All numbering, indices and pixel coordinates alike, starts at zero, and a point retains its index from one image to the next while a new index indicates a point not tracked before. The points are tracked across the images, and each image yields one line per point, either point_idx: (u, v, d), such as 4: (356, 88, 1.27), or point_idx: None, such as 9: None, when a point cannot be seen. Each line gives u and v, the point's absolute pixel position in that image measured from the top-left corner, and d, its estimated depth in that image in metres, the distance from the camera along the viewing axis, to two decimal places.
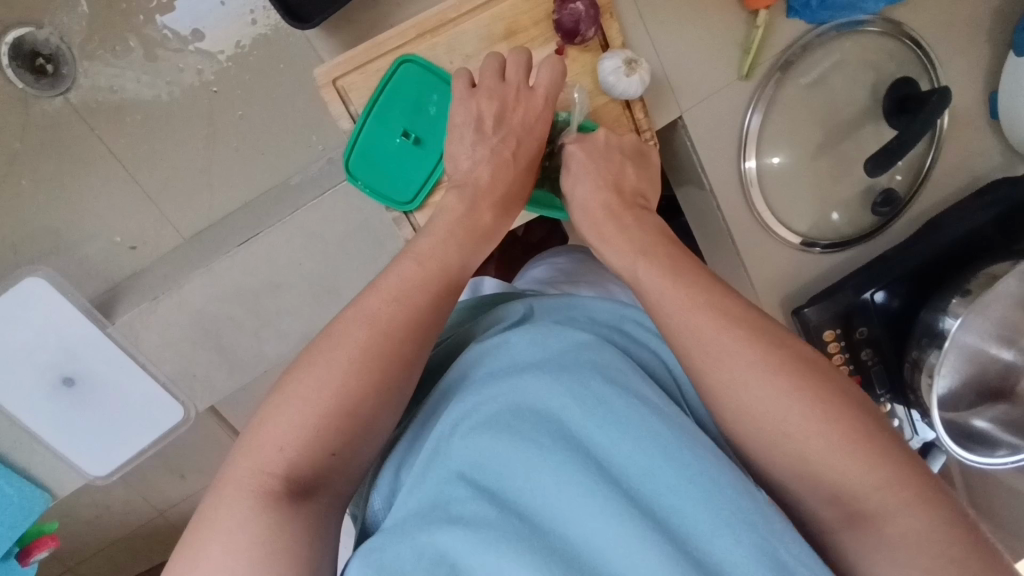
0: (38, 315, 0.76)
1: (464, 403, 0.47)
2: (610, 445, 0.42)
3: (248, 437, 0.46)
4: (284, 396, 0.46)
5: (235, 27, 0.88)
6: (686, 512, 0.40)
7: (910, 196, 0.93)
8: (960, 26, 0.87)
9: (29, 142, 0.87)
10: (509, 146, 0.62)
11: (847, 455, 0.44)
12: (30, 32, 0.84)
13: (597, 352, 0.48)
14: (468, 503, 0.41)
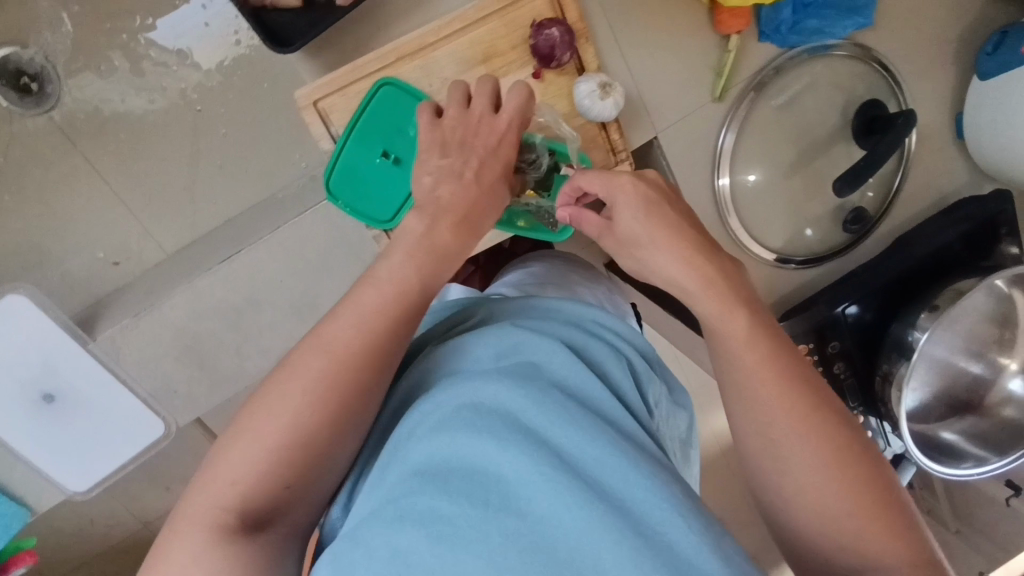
0: (19, 332, 0.77)
1: (420, 407, 0.47)
2: (563, 439, 0.43)
3: (205, 469, 0.47)
4: (246, 422, 0.47)
5: (219, 48, 0.89)
6: (637, 500, 0.41)
7: (881, 214, 0.95)
8: (926, 50, 0.90)
9: (13, 159, 0.87)
10: (472, 167, 0.62)
11: (810, 466, 0.48)
12: (14, 52, 0.84)
13: (550, 351, 0.50)
14: (421, 496, 0.40)
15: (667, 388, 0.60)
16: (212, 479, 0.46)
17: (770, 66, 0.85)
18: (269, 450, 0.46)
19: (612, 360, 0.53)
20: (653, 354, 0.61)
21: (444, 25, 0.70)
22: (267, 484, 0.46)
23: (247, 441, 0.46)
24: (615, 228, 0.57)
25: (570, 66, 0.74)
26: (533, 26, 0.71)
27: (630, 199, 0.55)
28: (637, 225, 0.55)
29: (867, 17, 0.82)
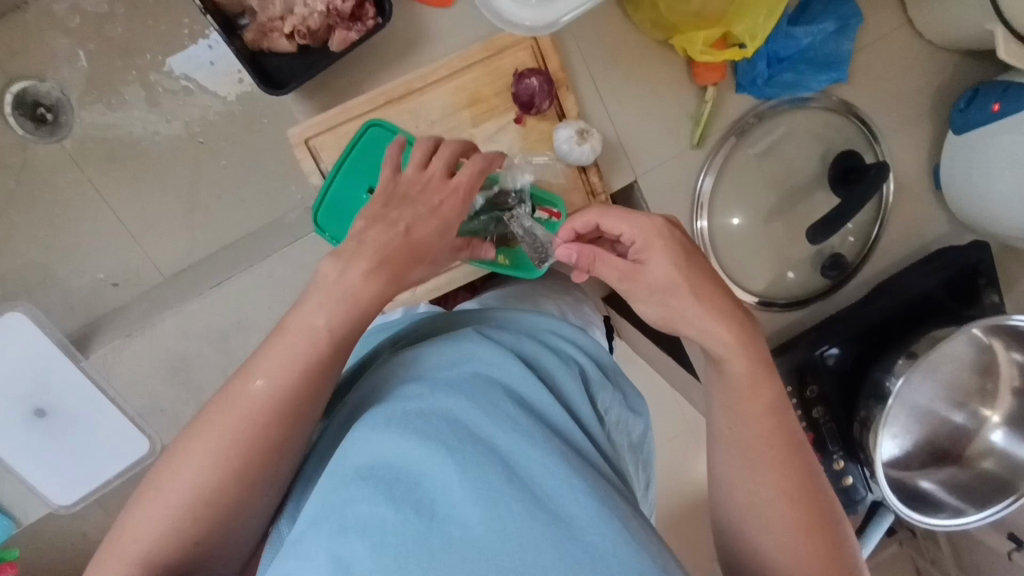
0: (16, 348, 0.80)
1: (372, 413, 0.48)
2: (507, 444, 0.45)
3: (119, 523, 0.49)
4: (190, 441, 0.50)
5: (222, 84, 0.94)
6: (572, 503, 0.42)
7: (860, 260, 0.97)
8: (902, 104, 0.93)
9: (25, 183, 0.92)
10: (407, 222, 0.59)
11: (771, 501, 0.53)
12: (31, 85, 0.89)
13: (501, 363, 0.52)
14: (368, 500, 0.42)
15: (622, 395, 0.64)
16: (159, 491, 0.49)
17: (751, 114, 0.89)
18: (208, 466, 0.49)
19: (563, 372, 0.56)
20: (609, 363, 0.67)
21: (431, 72, 0.74)
22: (212, 496, 0.49)
23: (192, 457, 0.49)
24: (639, 274, 0.59)
25: (553, 112, 0.78)
26: (516, 73, 0.75)
27: (666, 245, 0.59)
28: (669, 271, 0.58)
29: (843, 72, 0.85)
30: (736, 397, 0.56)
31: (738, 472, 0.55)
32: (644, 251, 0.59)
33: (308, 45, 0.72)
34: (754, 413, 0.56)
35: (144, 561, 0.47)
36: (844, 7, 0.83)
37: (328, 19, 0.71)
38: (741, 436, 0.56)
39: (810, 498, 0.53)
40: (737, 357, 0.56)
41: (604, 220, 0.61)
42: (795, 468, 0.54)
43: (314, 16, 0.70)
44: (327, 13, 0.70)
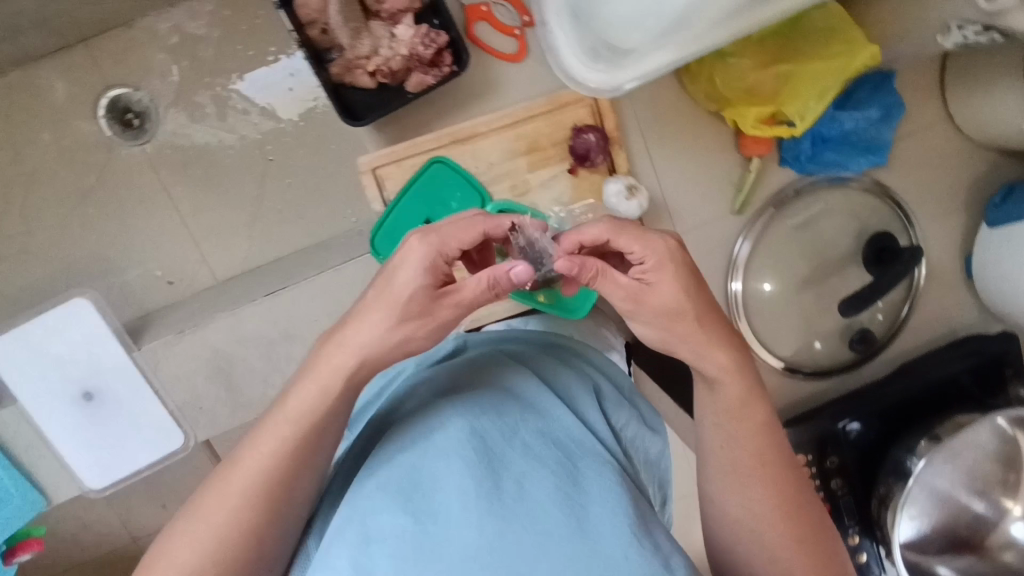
0: (76, 333, 0.85)
1: (399, 436, 0.53)
2: (520, 461, 0.48)
3: (168, 536, 0.53)
4: (228, 472, 0.54)
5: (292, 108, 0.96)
6: (581, 514, 0.45)
7: (888, 337, 0.99)
8: (939, 194, 0.96)
9: (104, 180, 0.96)
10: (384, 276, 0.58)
11: (756, 520, 0.57)
12: (126, 93, 0.93)
13: (516, 388, 0.57)
14: (387, 510, 0.45)
15: (640, 415, 0.66)
16: (202, 518, 0.52)
17: (791, 187, 0.93)
18: (252, 487, 0.53)
19: (580, 394, 0.60)
20: (625, 385, 0.71)
21: (496, 119, 0.80)
22: (257, 509, 0.53)
23: (236, 484, 0.53)
24: (646, 297, 0.58)
25: (605, 166, 0.83)
26: (574, 129, 0.81)
27: (677, 268, 0.58)
28: (675, 296, 0.58)
29: (882, 156, 0.89)
30: (729, 422, 0.59)
31: (728, 492, 0.59)
32: (652, 272, 0.58)
33: (386, 83, 0.78)
34: (741, 434, 0.59)
35: (197, 555, 0.51)
36: (888, 97, 0.87)
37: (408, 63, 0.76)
38: (732, 460, 0.59)
39: (797, 521, 0.57)
40: (730, 389, 0.59)
41: (617, 238, 0.59)
42: (782, 488, 0.58)
43: (395, 59, 0.75)
44: (408, 58, 0.76)
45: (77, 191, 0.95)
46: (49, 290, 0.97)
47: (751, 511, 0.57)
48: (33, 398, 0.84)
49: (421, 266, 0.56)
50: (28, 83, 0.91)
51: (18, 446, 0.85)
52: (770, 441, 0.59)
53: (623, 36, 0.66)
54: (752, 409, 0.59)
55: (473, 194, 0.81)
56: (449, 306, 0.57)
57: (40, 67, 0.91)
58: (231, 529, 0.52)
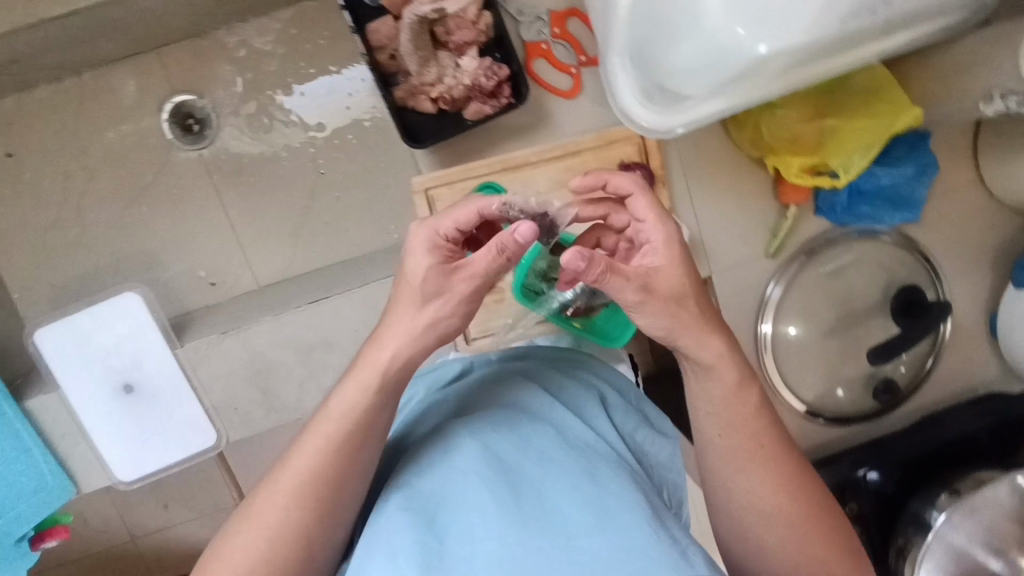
0: (123, 326, 0.87)
1: (416, 458, 0.55)
2: (533, 472, 0.50)
3: (220, 543, 0.55)
4: (276, 479, 0.55)
5: (331, 114, 0.99)
6: (598, 515, 0.46)
7: (911, 388, 1.00)
8: (967, 252, 0.99)
9: (161, 179, 0.99)
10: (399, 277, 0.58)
11: (765, 507, 0.55)
12: (190, 99, 0.97)
13: (524, 401, 0.59)
14: (411, 531, 0.47)
15: (647, 419, 0.67)
16: (254, 524, 0.54)
17: (824, 236, 0.96)
18: (298, 493, 0.54)
19: (586, 401, 0.62)
20: (631, 390, 0.71)
21: (548, 150, 0.83)
22: (304, 511, 0.54)
23: (284, 489, 0.54)
24: (652, 280, 0.54)
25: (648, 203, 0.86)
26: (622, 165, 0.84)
27: (680, 246, 0.56)
28: (678, 279, 0.55)
29: (914, 212, 0.92)
30: (722, 411, 0.56)
31: (731, 482, 0.56)
32: (657, 253, 0.56)
33: (446, 109, 0.81)
34: (737, 423, 0.56)
35: (253, 554, 0.53)
36: (925, 156, 0.90)
37: (469, 92, 0.80)
38: (732, 450, 0.56)
39: (808, 504, 0.55)
40: (722, 378, 0.56)
41: (638, 198, 0.58)
42: (789, 471, 0.55)
43: (458, 88, 0.79)
44: (470, 87, 0.79)
45: (134, 188, 0.98)
46: (96, 282, 0.99)
47: (759, 500, 0.55)
48: (74, 387, 0.86)
49: (428, 247, 0.56)
50: (100, 84, 0.96)
51: (54, 436, 0.86)
52: (770, 429, 0.56)
53: (683, 83, 0.68)
54: (745, 399, 0.57)
55: None
56: (462, 278, 0.56)
57: (114, 70, 0.95)
58: (279, 534, 0.53)
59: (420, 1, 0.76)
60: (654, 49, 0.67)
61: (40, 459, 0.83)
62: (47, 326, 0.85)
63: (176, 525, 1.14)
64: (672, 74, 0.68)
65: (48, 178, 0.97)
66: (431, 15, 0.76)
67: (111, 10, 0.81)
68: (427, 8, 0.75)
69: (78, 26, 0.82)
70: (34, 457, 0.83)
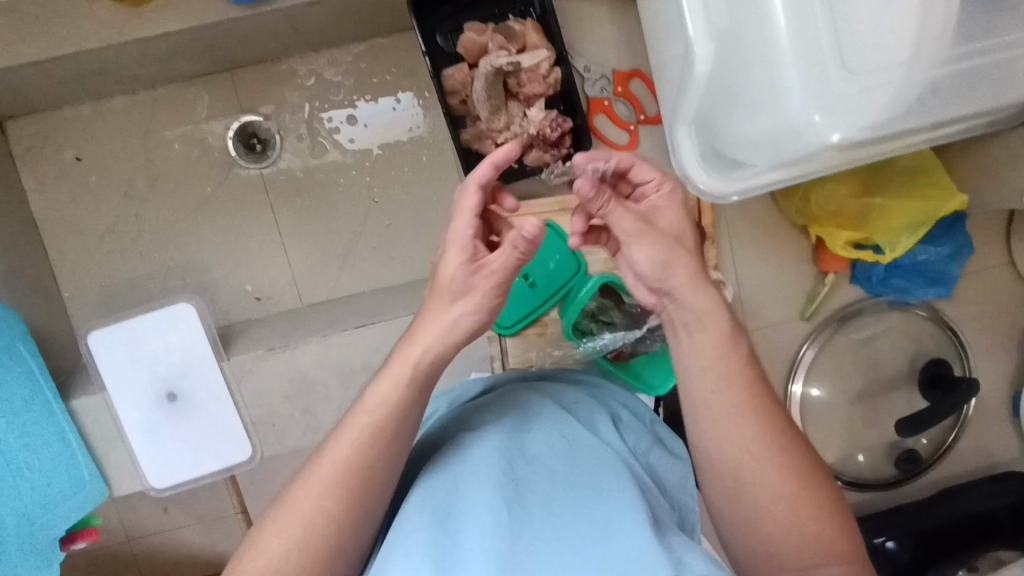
0: (173, 335, 0.89)
1: (434, 468, 0.58)
2: (544, 487, 0.53)
3: (251, 537, 0.53)
4: (312, 472, 0.54)
5: (391, 131, 1.03)
6: (606, 521, 0.48)
7: (933, 460, 1.02)
8: (994, 331, 1.01)
9: (219, 193, 1.02)
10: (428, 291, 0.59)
11: (771, 496, 0.52)
12: (256, 120, 1.01)
13: (539, 418, 0.61)
14: (425, 522, 0.50)
15: (660, 443, 0.73)
16: (291, 509, 0.52)
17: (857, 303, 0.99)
18: (339, 481, 0.53)
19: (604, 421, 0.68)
20: (647, 416, 0.77)
21: None
22: (339, 499, 0.52)
23: (323, 479, 0.53)
24: (655, 222, 0.57)
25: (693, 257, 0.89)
26: None
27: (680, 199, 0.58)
28: (678, 221, 0.58)
29: (947, 289, 0.94)
30: (716, 386, 0.55)
31: (733, 469, 0.54)
32: (661, 199, 0.58)
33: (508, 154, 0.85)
34: (733, 402, 0.54)
35: (287, 546, 0.51)
36: (960, 237, 0.93)
37: (532, 140, 0.84)
38: (733, 433, 0.54)
39: (816, 494, 0.52)
40: (717, 355, 0.55)
41: (640, 163, 0.58)
42: (796, 461, 0.53)
43: (522, 136, 0.83)
44: (534, 136, 0.83)
45: (193, 199, 1.02)
46: (146, 287, 1.02)
47: (763, 490, 0.53)
48: (118, 391, 0.87)
49: (459, 246, 0.57)
50: (173, 98, 1.00)
51: (95, 437, 0.88)
52: (775, 420, 0.54)
53: (751, 149, 0.68)
54: (742, 381, 0.55)
55: (572, 261, 0.88)
56: (487, 273, 0.57)
57: (188, 87, 1.00)
58: (320, 522, 0.52)
59: (496, 53, 0.80)
60: (732, 113, 0.67)
61: (81, 459, 0.86)
62: (101, 329, 0.87)
63: (167, 529, 1.15)
64: (745, 137, 0.68)
65: (113, 183, 1.00)
66: (506, 67, 0.79)
67: (198, 33, 0.85)
68: (503, 61, 0.79)
69: (166, 46, 0.86)
70: (76, 456, 0.85)
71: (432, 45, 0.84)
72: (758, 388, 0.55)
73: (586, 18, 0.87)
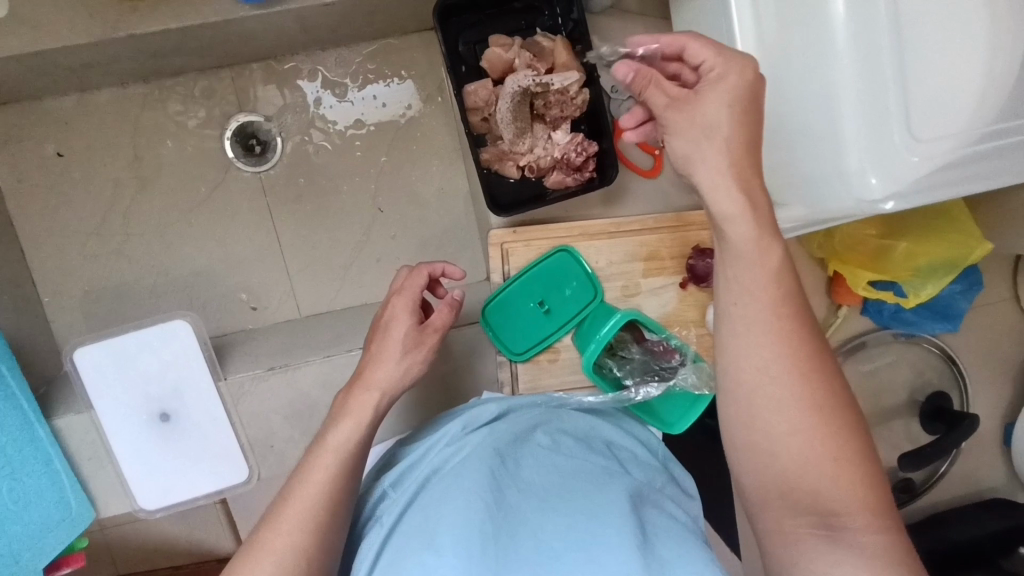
0: (167, 352, 0.84)
1: (431, 492, 0.64)
2: (526, 519, 0.60)
3: (252, 547, 0.57)
4: (280, 512, 0.58)
5: (386, 123, 0.97)
6: (595, 553, 0.55)
7: (925, 487, 1.03)
8: (992, 363, 1.02)
9: (213, 196, 0.96)
10: (368, 352, 0.67)
11: (803, 448, 0.49)
12: (256, 120, 0.95)
13: (527, 455, 0.68)
14: (413, 566, 0.56)
15: (671, 478, 0.73)
16: (265, 543, 0.57)
17: (866, 334, 0.98)
18: (311, 515, 0.58)
19: (601, 452, 0.71)
20: (658, 450, 0.78)
21: (626, 223, 0.85)
22: (325, 509, 0.58)
23: (295, 515, 0.58)
24: (689, 108, 0.50)
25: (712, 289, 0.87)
26: (693, 250, 0.85)
27: (738, 86, 0.49)
28: (722, 114, 0.49)
29: (954, 325, 0.93)
30: (752, 327, 0.50)
31: (763, 422, 0.50)
32: (707, 83, 0.50)
33: (529, 177, 0.81)
34: (770, 347, 0.49)
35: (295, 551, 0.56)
36: (973, 274, 0.92)
37: (555, 163, 0.80)
38: (768, 383, 0.49)
39: (852, 445, 0.49)
40: (757, 293, 0.50)
41: (690, 44, 0.51)
42: (835, 422, 0.49)
43: (546, 159, 0.79)
44: (558, 159, 0.79)
45: (185, 202, 0.95)
46: (134, 294, 0.96)
47: (794, 449, 0.49)
48: (108, 412, 0.82)
49: (409, 310, 0.68)
50: (166, 94, 0.93)
51: (80, 457, 0.83)
52: (821, 376, 0.49)
53: (783, 196, 0.64)
54: (784, 325, 0.50)
55: (589, 286, 0.85)
56: (434, 333, 0.68)
57: (184, 83, 0.93)
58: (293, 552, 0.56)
59: (524, 72, 0.76)
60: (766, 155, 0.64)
61: (66, 484, 0.81)
62: (88, 345, 0.81)
63: (147, 542, 1.09)
64: (774, 183, 0.64)
65: (98, 181, 0.93)
66: (534, 88, 0.77)
67: (201, 32, 0.78)
68: (531, 81, 0.76)
69: (163, 42, 0.79)
70: (61, 479, 0.80)
71: (453, 54, 0.79)
72: (802, 336, 0.50)
73: (617, 33, 0.83)
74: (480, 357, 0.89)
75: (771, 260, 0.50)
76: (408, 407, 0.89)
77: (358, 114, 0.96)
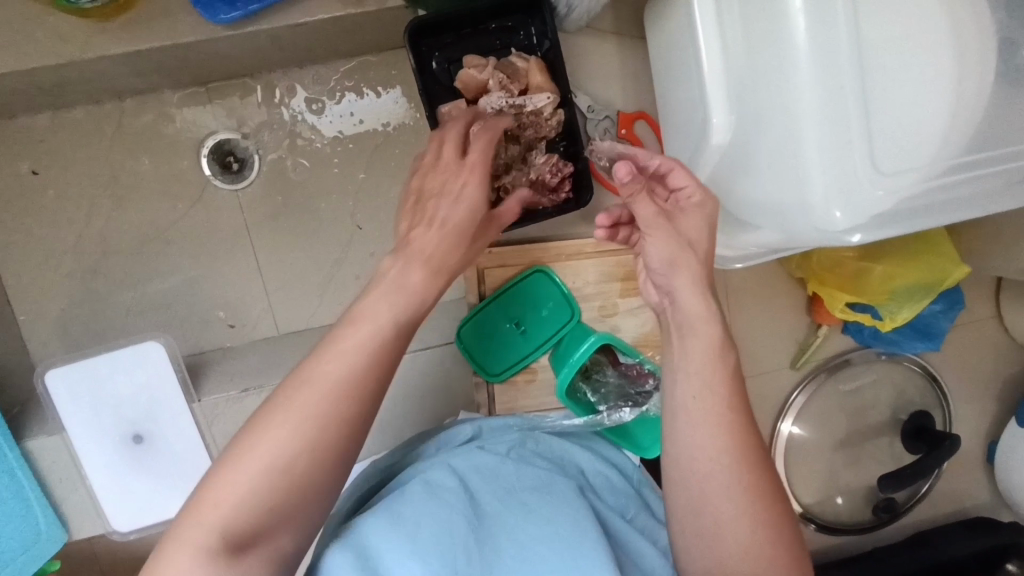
0: (141, 371, 0.83)
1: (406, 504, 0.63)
2: (502, 535, 0.59)
3: (247, 435, 0.47)
4: (292, 390, 0.47)
5: (363, 140, 0.96)
6: None
7: (907, 506, 1.02)
8: (974, 382, 1.01)
9: (191, 214, 0.95)
10: (416, 223, 0.55)
11: (748, 534, 0.49)
12: (233, 137, 0.94)
13: (504, 470, 0.67)
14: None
15: (644, 505, 0.72)
16: (207, 496, 0.46)
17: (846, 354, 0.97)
18: (321, 411, 0.47)
19: (575, 474, 0.70)
20: (633, 475, 0.76)
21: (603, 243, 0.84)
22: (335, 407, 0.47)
23: (308, 400, 0.47)
24: (673, 224, 0.54)
25: None
26: None
27: (714, 212, 0.54)
28: (701, 232, 0.54)
29: (936, 344, 0.93)
30: (703, 417, 0.51)
31: (711, 508, 0.50)
32: (689, 207, 0.54)
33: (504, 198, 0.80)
34: (718, 438, 0.50)
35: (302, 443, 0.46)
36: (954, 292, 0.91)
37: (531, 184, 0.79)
38: (719, 471, 0.50)
39: (786, 536, 0.49)
40: (710, 388, 0.52)
41: (680, 169, 0.54)
42: (768, 495, 0.50)
43: (521, 180, 0.78)
44: (533, 180, 0.79)
45: (161, 220, 0.95)
46: (110, 313, 0.95)
47: (738, 524, 0.49)
48: (81, 435, 0.82)
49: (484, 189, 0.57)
50: (144, 111, 0.92)
51: (51, 479, 0.82)
52: (760, 462, 0.51)
53: (754, 220, 0.64)
54: (734, 417, 0.51)
55: (565, 306, 0.84)
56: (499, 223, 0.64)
57: (162, 100, 0.93)
58: (249, 508, 0.45)
59: (497, 94, 0.75)
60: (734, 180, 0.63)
61: (36, 507, 0.80)
62: (60, 368, 0.81)
63: None
64: (746, 206, 0.64)
65: (74, 200, 0.93)
66: (506, 109, 0.75)
67: (175, 52, 0.78)
68: (504, 103, 0.75)
69: (137, 61, 0.79)
70: (31, 503, 0.80)
71: (427, 74, 0.78)
72: (746, 427, 0.51)
73: (592, 55, 0.82)
74: (456, 378, 0.89)
75: (711, 350, 0.52)
76: (376, 422, 0.87)
77: (336, 130, 0.96)
